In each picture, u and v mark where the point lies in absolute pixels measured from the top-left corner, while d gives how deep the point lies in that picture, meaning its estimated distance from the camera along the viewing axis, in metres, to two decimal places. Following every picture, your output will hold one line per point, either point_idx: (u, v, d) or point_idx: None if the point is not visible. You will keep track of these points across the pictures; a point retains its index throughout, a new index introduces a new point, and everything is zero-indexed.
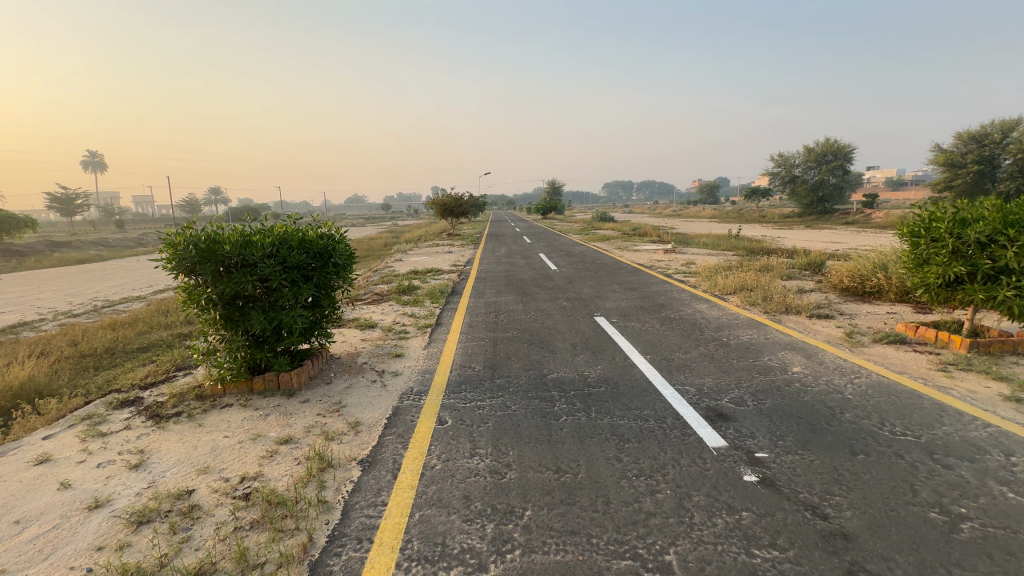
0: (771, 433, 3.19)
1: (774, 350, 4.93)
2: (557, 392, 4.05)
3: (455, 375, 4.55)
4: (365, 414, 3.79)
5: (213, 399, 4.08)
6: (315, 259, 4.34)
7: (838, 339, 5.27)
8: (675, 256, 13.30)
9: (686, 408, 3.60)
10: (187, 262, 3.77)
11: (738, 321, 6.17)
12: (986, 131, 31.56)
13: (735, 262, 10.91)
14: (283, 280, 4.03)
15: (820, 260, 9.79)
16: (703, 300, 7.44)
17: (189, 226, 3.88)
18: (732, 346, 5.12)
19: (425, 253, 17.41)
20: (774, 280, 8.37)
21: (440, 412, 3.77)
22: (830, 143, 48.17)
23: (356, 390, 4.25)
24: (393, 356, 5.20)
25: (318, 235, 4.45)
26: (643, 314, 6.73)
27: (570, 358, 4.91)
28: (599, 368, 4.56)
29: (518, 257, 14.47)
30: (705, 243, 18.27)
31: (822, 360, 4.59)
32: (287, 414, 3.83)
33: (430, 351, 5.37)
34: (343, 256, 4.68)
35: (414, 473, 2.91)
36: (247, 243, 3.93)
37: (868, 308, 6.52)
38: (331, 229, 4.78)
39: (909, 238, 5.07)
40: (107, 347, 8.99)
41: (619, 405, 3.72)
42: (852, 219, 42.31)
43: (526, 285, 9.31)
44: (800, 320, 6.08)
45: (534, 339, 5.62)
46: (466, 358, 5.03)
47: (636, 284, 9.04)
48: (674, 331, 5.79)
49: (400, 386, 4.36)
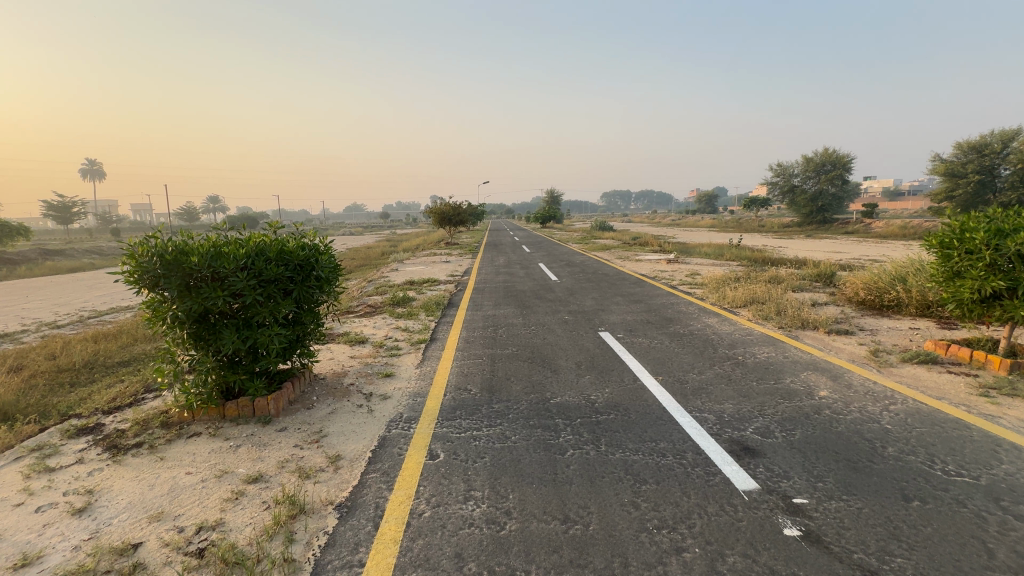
0: (808, 472, 2.80)
1: (796, 371, 4.54)
2: (562, 420, 3.65)
3: (449, 399, 4.16)
4: (348, 446, 3.39)
5: (179, 428, 3.68)
6: (296, 271, 3.94)
7: (863, 358, 4.89)
8: (679, 265, 12.98)
9: (707, 441, 3.21)
10: (151, 276, 3.38)
11: (752, 337, 5.79)
12: (986, 142, 31.52)
13: (743, 273, 10.57)
14: (259, 295, 3.64)
15: (831, 271, 9.45)
16: (713, 313, 7.06)
17: (155, 235, 3.49)
18: (749, 366, 4.74)
19: (423, 262, 17.10)
20: (785, 293, 8.01)
21: (431, 444, 3.37)
22: (828, 153, 48.38)
23: (340, 417, 3.85)
24: (383, 376, 4.80)
25: (300, 246, 4.05)
26: (651, 329, 6.34)
27: (575, 379, 4.51)
28: (607, 392, 4.17)
29: (518, 267, 14.07)
30: (708, 253, 17.91)
31: (850, 383, 4.20)
32: (260, 445, 3.42)
33: (422, 370, 4.97)
34: (328, 268, 4.28)
35: (398, 523, 2.51)
36: (219, 254, 3.55)
37: (889, 323, 6.16)
38: (316, 240, 4.39)
39: (938, 250, 4.75)
40: (86, 362, 8.55)
41: (631, 437, 3.32)
42: (853, 228, 42.10)
43: (526, 297, 8.93)
44: (818, 336, 5.70)
45: (536, 357, 5.23)
46: (462, 380, 4.62)
47: (641, 296, 8.67)
48: (685, 348, 5.40)
49: (388, 412, 3.96)
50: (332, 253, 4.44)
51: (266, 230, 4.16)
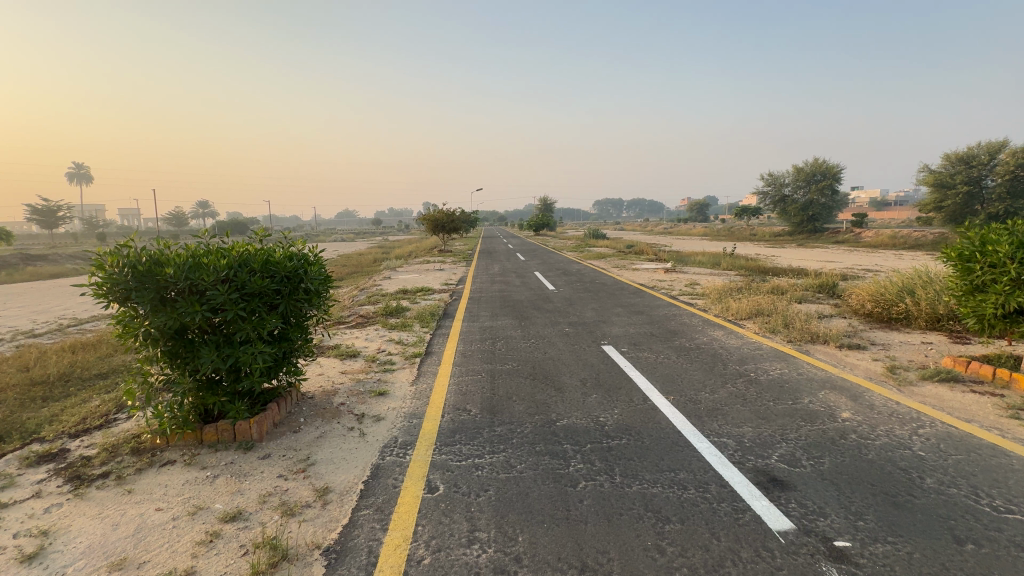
0: (845, 509, 2.55)
1: (813, 390, 4.31)
2: (571, 446, 3.37)
3: (447, 422, 3.86)
4: (337, 476, 3.08)
5: (151, 455, 3.35)
6: (284, 284, 3.61)
7: (880, 375, 4.67)
8: (677, 275, 12.78)
9: (731, 471, 2.95)
10: (122, 289, 3.08)
11: (761, 351, 5.56)
12: (973, 154, 31.93)
13: (743, 283, 10.40)
14: (241, 310, 3.32)
15: (833, 281, 9.31)
16: (718, 326, 6.83)
17: (128, 244, 3.19)
18: (763, 383, 4.50)
19: (417, 271, 16.75)
20: (789, 304, 7.82)
21: (429, 474, 3.08)
22: (819, 163, 48.92)
23: (329, 442, 3.54)
24: (375, 394, 4.49)
25: (288, 256, 3.72)
26: (656, 342, 6.09)
27: (581, 399, 4.24)
28: (616, 413, 3.90)
29: (513, 276, 13.78)
30: (704, 262, 17.75)
31: (872, 403, 3.97)
32: (241, 476, 3.11)
33: (418, 388, 4.68)
34: (319, 280, 3.96)
35: (394, 572, 2.22)
36: (198, 265, 3.24)
37: (900, 337, 5.97)
38: (306, 248, 4.07)
39: (958, 263, 4.57)
40: (61, 374, 8.11)
41: (647, 466, 3.06)
42: (843, 238, 42.38)
43: (523, 308, 8.67)
44: (830, 351, 5.49)
45: (538, 374, 4.94)
46: (460, 399, 4.33)
47: (641, 306, 8.45)
48: (694, 364, 5.15)
49: (382, 437, 3.66)
50: (323, 262, 4.12)
51: (252, 237, 3.85)
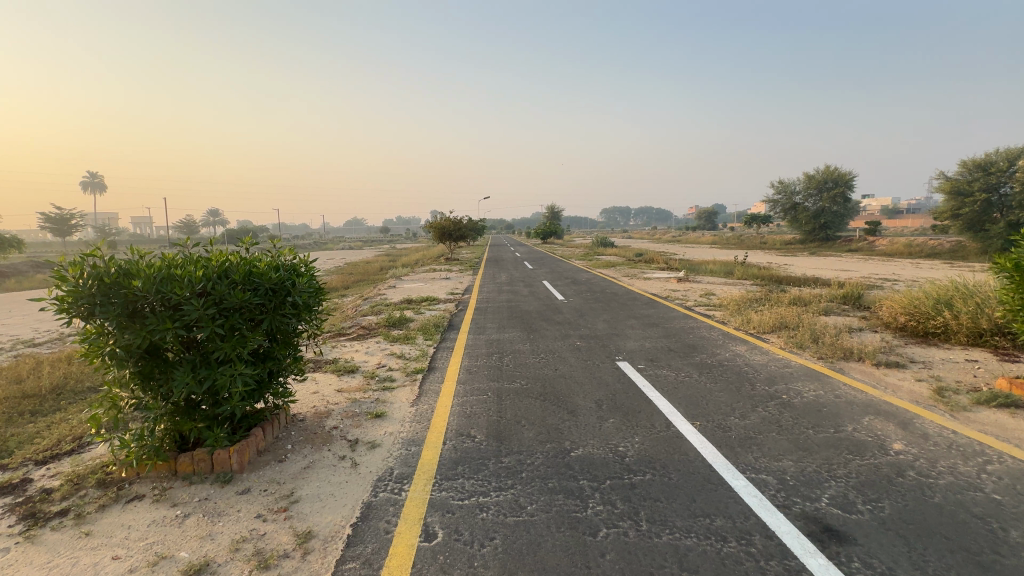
0: (922, 571, 2.13)
1: (855, 416, 3.88)
2: (588, 482, 2.97)
3: (449, 450, 3.48)
4: (322, 518, 2.71)
5: (119, 489, 3.00)
6: (269, 298, 3.24)
7: (928, 399, 4.23)
8: (690, 285, 12.36)
9: (777, 518, 2.54)
10: (85, 303, 2.72)
11: (791, 370, 5.12)
12: (991, 161, 31.21)
13: (762, 293, 9.96)
14: (220, 328, 2.96)
15: (858, 291, 8.84)
16: (740, 340, 6.40)
17: (96, 253, 2.85)
18: (798, 407, 4.08)
19: (422, 279, 16.41)
20: (815, 317, 7.37)
21: (427, 516, 2.69)
22: (830, 171, 48.27)
23: (317, 474, 3.17)
24: (372, 417, 4.12)
25: (275, 266, 3.35)
26: (675, 358, 5.67)
27: (597, 424, 3.84)
28: (636, 442, 3.50)
29: (521, 285, 13.41)
30: (717, 271, 17.24)
31: (926, 432, 3.53)
32: (214, 515, 2.75)
33: (419, 410, 4.31)
34: (310, 293, 3.58)
35: None
36: (171, 277, 2.88)
37: (941, 354, 5.51)
38: (296, 257, 3.69)
39: (1015, 274, 4.15)
40: (53, 386, 7.82)
41: (677, 509, 2.65)
42: (857, 247, 41.58)
43: (532, 319, 8.29)
44: (867, 370, 5.04)
45: (549, 394, 4.55)
46: (464, 423, 3.94)
47: (656, 318, 8.04)
48: (719, 384, 4.73)
49: (377, 468, 3.28)
50: (314, 273, 3.73)
51: (238, 245, 3.50)
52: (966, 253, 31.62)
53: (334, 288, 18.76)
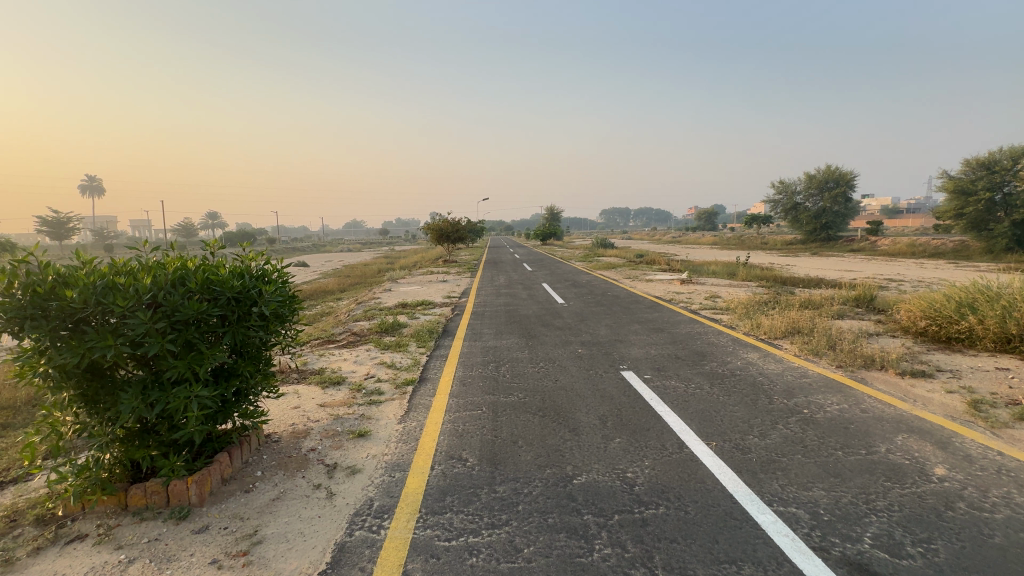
0: None
1: (887, 434, 3.51)
2: (593, 517, 2.61)
3: (437, 477, 3.11)
4: (286, 564, 2.34)
5: (59, 528, 2.61)
6: (232, 309, 2.86)
7: (964, 414, 3.86)
8: (694, 287, 11.99)
9: (817, 565, 2.16)
10: (13, 317, 2.34)
11: (809, 380, 4.76)
12: (995, 159, 30.84)
13: (770, 295, 9.59)
14: (173, 343, 2.59)
15: (871, 293, 8.48)
16: (751, 347, 6.05)
17: (29, 258, 2.47)
18: (822, 424, 3.73)
19: (419, 282, 16.05)
20: (828, 321, 7.01)
21: (408, 562, 2.32)
22: (832, 170, 47.89)
23: (286, 508, 2.80)
24: (354, 436, 3.76)
25: (241, 273, 2.98)
26: (683, 367, 5.30)
27: (601, 444, 3.48)
28: (646, 466, 3.13)
29: (519, 288, 13.12)
30: (720, 272, 16.85)
31: (969, 455, 3.17)
32: (163, 560, 2.38)
33: (407, 428, 3.94)
34: (282, 303, 3.21)
35: None
36: (116, 286, 2.50)
37: (968, 362, 5.15)
38: (266, 262, 3.31)
39: None
40: None
41: (699, 553, 2.28)
42: (859, 247, 41.16)
43: (531, 324, 7.93)
44: (891, 380, 4.68)
45: (548, 409, 4.18)
46: (455, 444, 3.58)
47: (660, 323, 7.68)
48: (732, 396, 4.38)
49: (354, 498, 2.91)
50: (287, 280, 3.36)
51: (201, 250, 3.13)
52: (970, 254, 31.21)
53: (329, 290, 18.34)
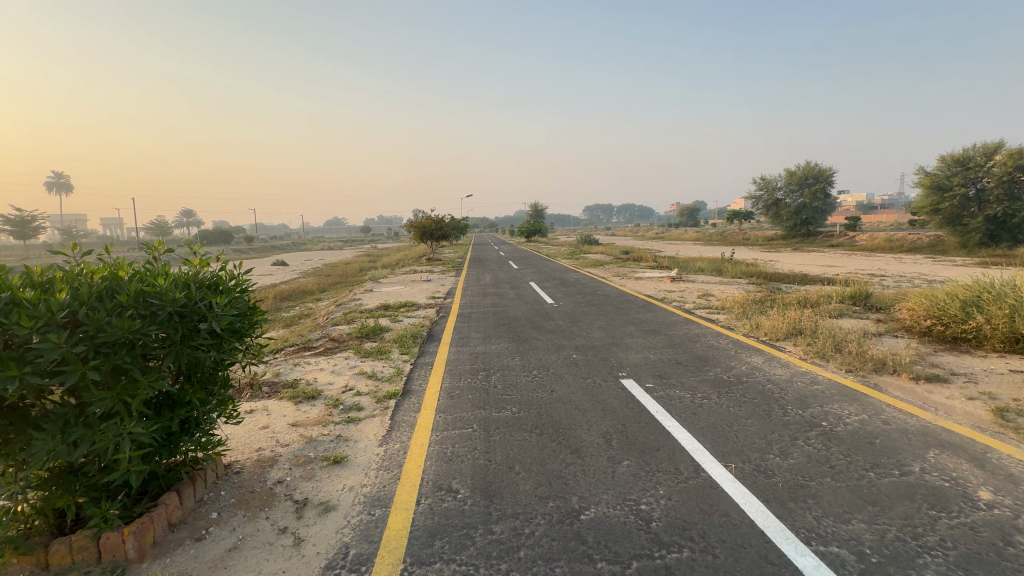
0: None
1: (917, 450, 3.21)
2: (608, 566, 2.23)
3: (424, 515, 2.70)
4: None
5: None
6: (176, 326, 2.39)
7: (992, 424, 3.59)
8: (685, 285, 11.73)
9: None
10: None
11: (821, 387, 4.46)
12: (969, 156, 31.46)
13: (764, 293, 9.35)
14: (98, 371, 2.11)
15: (867, 290, 8.29)
16: (753, 350, 5.75)
17: None
18: (845, 438, 3.42)
19: (402, 282, 15.48)
20: (829, 320, 6.77)
21: None
22: (811, 167, 48.53)
23: (243, 561, 2.36)
24: (328, 464, 3.31)
25: (186, 283, 2.51)
26: (686, 374, 4.97)
27: (608, 469, 3.10)
28: (661, 496, 2.77)
29: (506, 287, 12.71)
30: (707, 269, 16.71)
31: (1012, 474, 2.87)
32: None
33: (388, 451, 3.51)
34: (239, 316, 2.76)
35: None
36: (19, 301, 2.00)
37: (980, 364, 4.91)
38: (220, 269, 2.84)
39: None
40: None
41: None
42: (838, 242, 41.78)
43: (520, 327, 7.54)
44: (905, 386, 4.41)
45: (545, 426, 3.79)
46: (443, 472, 3.16)
47: (656, 324, 7.37)
48: (744, 407, 4.05)
49: (326, 545, 2.48)
50: (245, 289, 2.90)
51: (144, 255, 2.68)
52: (946, 249, 31.84)
53: (308, 290, 17.66)
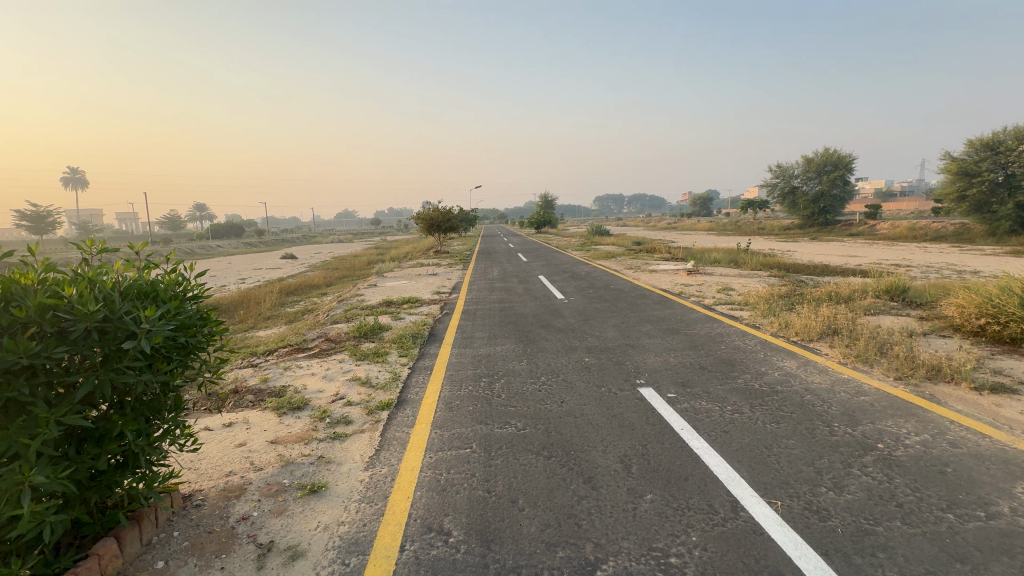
0: None
1: (1001, 484, 2.67)
2: None
3: (407, 567, 2.24)
4: None
5: None
6: (94, 345, 1.94)
7: None
8: (704, 278, 11.10)
9: None
10: None
11: (870, 399, 3.91)
12: (999, 140, 30.02)
13: (790, 287, 8.71)
14: None
15: (904, 284, 7.63)
16: (785, 353, 5.19)
17: None
18: (909, 467, 2.88)
19: (407, 276, 15.05)
20: (866, 318, 6.16)
21: None
22: (830, 153, 47.07)
23: None
24: (303, 494, 2.87)
25: (112, 290, 2.07)
26: (712, 382, 4.45)
27: (628, 505, 2.62)
28: (694, 544, 2.28)
29: (514, 281, 12.20)
30: (724, 260, 16.01)
31: None
32: None
33: (373, 478, 3.06)
34: (184, 330, 2.31)
35: None
36: None
37: None
38: (170, 271, 2.41)
39: None
40: None
41: None
42: (858, 231, 40.50)
43: (528, 326, 7.05)
44: (968, 398, 3.84)
45: (554, 447, 3.31)
46: (433, 508, 2.69)
47: (674, 322, 6.81)
48: (783, 423, 3.54)
49: None
50: (197, 296, 2.46)
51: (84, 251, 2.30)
52: (974, 237, 30.56)
53: (313, 284, 17.33)
